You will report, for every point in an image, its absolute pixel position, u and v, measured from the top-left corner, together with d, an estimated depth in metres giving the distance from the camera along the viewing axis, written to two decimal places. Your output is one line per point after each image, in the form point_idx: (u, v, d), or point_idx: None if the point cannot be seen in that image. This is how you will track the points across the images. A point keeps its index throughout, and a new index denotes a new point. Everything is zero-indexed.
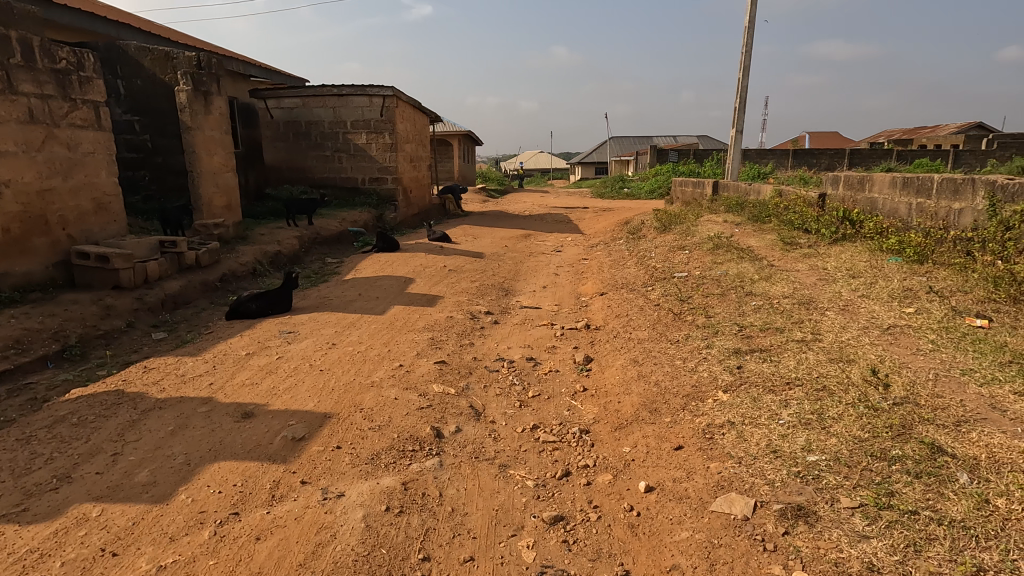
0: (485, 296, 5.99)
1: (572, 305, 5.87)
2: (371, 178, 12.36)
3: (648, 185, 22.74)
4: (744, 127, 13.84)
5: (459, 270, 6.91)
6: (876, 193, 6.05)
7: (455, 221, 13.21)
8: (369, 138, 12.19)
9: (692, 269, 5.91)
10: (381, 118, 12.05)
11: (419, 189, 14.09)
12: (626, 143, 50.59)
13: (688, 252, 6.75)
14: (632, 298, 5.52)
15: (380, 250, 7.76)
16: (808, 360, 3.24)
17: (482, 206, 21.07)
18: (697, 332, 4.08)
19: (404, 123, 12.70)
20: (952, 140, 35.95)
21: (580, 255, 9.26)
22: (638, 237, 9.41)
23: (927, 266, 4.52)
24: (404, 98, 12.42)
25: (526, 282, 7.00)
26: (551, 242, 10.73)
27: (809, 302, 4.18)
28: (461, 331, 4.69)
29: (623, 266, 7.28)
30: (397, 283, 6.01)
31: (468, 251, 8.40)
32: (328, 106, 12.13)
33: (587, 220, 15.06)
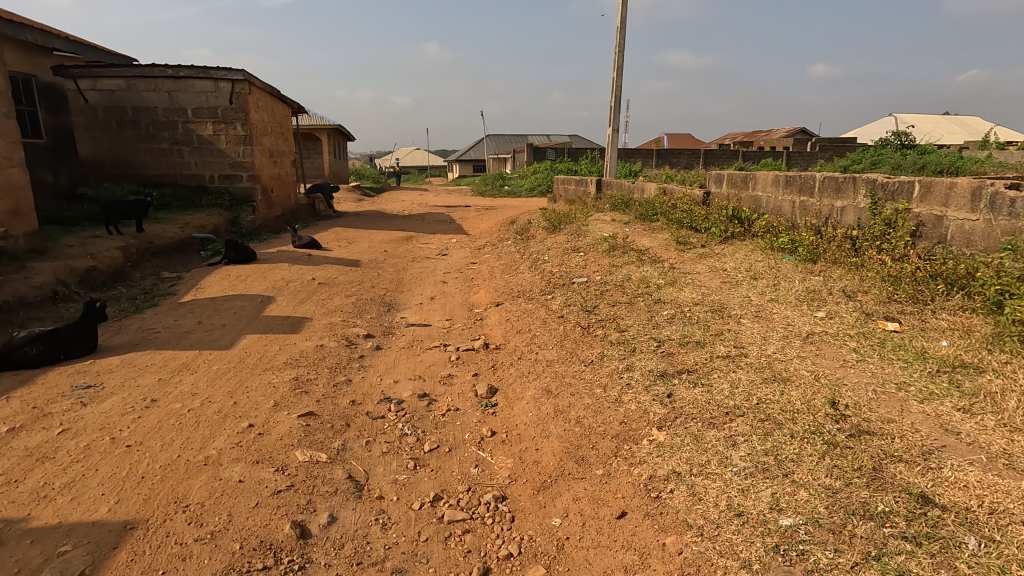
0: (364, 314, 5.12)
1: (465, 319, 5.20)
2: (221, 176, 10.66)
3: (528, 183, 22.74)
4: (619, 126, 14.08)
5: (331, 284, 5.93)
6: (759, 192, 6.11)
7: (326, 224, 11.91)
8: (215, 129, 10.49)
9: (591, 274, 5.53)
10: (230, 106, 10.42)
11: (281, 188, 12.52)
12: (502, 140, 50.92)
13: (583, 255, 6.39)
14: (531, 309, 4.99)
15: (230, 261, 6.38)
16: (740, 382, 2.89)
17: (357, 205, 19.62)
18: (612, 350, 3.62)
19: (259, 113, 11.13)
20: (784, 143, 40.78)
21: (467, 258, 8.63)
22: (527, 237, 8.98)
23: (821, 265, 4.50)
24: (258, 85, 10.87)
25: (411, 293, 6.21)
26: (434, 244, 9.97)
27: (721, 310, 3.91)
28: (334, 363, 3.82)
29: (516, 270, 6.76)
30: (251, 303, 4.92)
31: (342, 258, 7.38)
32: (161, 90, 10.23)
33: (470, 220, 14.46)
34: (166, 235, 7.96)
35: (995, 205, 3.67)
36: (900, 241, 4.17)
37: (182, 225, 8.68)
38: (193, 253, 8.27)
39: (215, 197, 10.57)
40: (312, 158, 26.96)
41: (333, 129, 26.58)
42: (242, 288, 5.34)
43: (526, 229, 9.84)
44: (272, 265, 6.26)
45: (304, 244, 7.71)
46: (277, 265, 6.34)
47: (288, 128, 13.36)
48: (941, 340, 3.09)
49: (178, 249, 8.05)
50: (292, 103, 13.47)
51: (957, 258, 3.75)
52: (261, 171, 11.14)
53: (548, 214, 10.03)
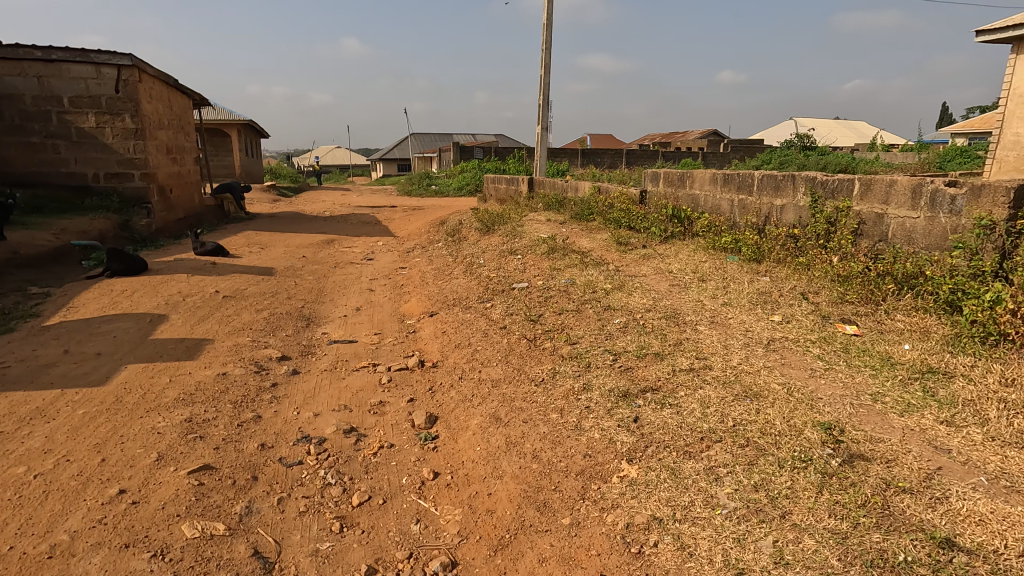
0: (278, 331, 4.48)
1: (397, 333, 4.69)
2: (107, 174, 9.38)
3: (456, 182, 22.22)
4: (548, 124, 13.91)
5: (239, 296, 5.20)
6: (696, 190, 6.01)
7: (235, 227, 10.85)
8: (99, 121, 9.21)
9: (532, 279, 5.19)
10: (116, 95, 9.18)
11: (182, 187, 11.28)
12: (427, 139, 49.93)
13: (520, 257, 6.04)
14: (470, 318, 4.57)
15: (113, 273, 5.43)
16: (710, 399, 2.61)
17: (272, 207, 18.30)
18: (564, 366, 3.28)
19: (153, 103, 9.92)
20: (698, 144, 42.75)
21: (395, 262, 8.06)
22: (459, 239, 8.53)
23: (766, 265, 4.40)
24: (150, 72, 9.68)
25: (334, 304, 5.60)
26: (359, 248, 9.28)
27: (675, 315, 3.67)
28: (239, 395, 3.21)
29: (450, 275, 6.30)
30: (137, 324, 4.15)
31: (252, 266, 6.59)
32: (28, 75, 8.84)
33: (396, 221, 13.77)
34: (36, 243, 6.81)
35: (936, 202, 3.65)
36: (844, 239, 4.12)
37: (57, 231, 7.49)
38: (71, 263, 7.15)
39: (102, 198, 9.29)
40: (220, 156, 24.96)
41: (243, 124, 24.74)
42: (128, 305, 4.53)
43: (457, 230, 9.37)
44: (166, 277, 5.42)
45: (207, 251, 6.83)
46: (174, 276, 5.50)
47: (189, 122, 12.08)
48: (902, 343, 2.98)
49: (52, 260, 6.92)
50: (193, 94, 12.20)
51: (902, 256, 3.71)
52: (156, 169, 9.93)
53: (481, 215, 9.62)
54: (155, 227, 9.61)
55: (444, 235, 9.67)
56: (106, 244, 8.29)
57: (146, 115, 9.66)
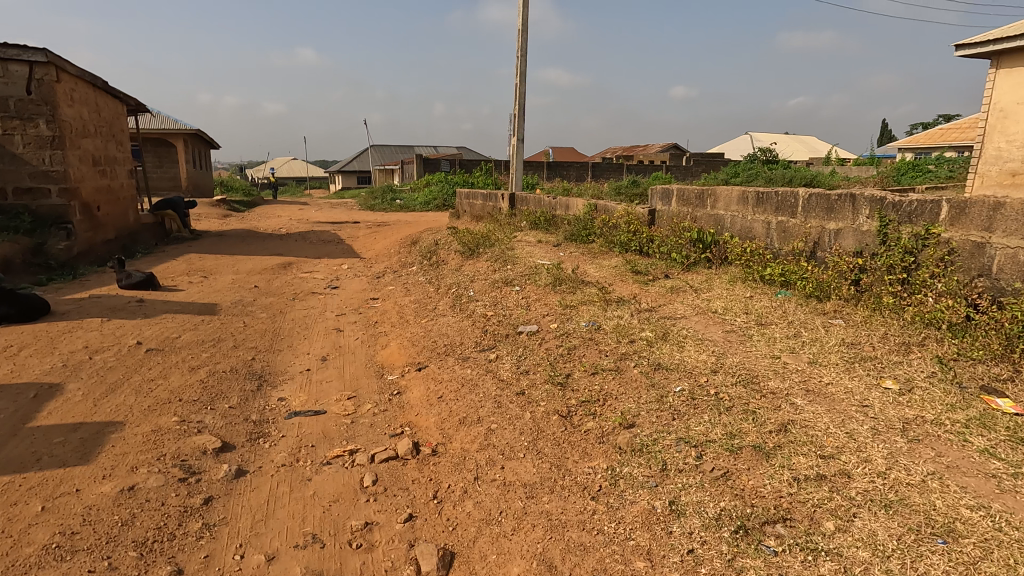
0: (217, 400, 3.39)
1: (377, 397, 3.67)
2: (16, 189, 7.97)
3: (421, 196, 21.16)
4: (524, 136, 13.08)
5: (168, 349, 4.06)
6: (719, 210, 5.23)
7: (176, 250, 9.53)
8: (6, 128, 7.81)
9: (541, 320, 4.26)
10: (28, 97, 7.81)
11: (113, 204, 9.87)
12: (388, 151, 48.64)
13: (519, 289, 5.12)
14: (473, 376, 3.59)
15: (7, 318, 4.20)
16: (883, 543, 1.73)
17: (222, 223, 16.82)
18: (626, 465, 2.34)
19: (75, 108, 8.56)
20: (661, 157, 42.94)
21: (366, 291, 7.01)
22: (437, 263, 7.53)
23: (834, 305, 3.61)
24: (70, 71, 8.33)
25: (294, 353, 4.51)
26: (321, 273, 8.14)
27: (755, 381, 2.79)
28: (149, 530, 2.14)
29: (434, 310, 5.31)
30: (12, 402, 3.00)
31: (190, 302, 5.42)
32: None
33: (361, 239, 12.60)
34: None
35: None
36: (935, 273, 3.35)
37: None
38: None
39: (9, 217, 7.87)
40: (163, 167, 23.11)
41: (190, 134, 23.00)
42: (6, 370, 3.35)
43: (433, 252, 8.38)
44: (71, 323, 4.23)
45: (134, 283, 5.63)
46: (81, 322, 4.31)
47: (123, 130, 10.68)
48: None
49: None
50: (127, 97, 10.80)
51: None
52: (79, 184, 8.56)
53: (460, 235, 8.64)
54: (76, 251, 8.24)
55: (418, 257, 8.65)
56: (10, 274, 6.92)
57: (66, 120, 8.30)
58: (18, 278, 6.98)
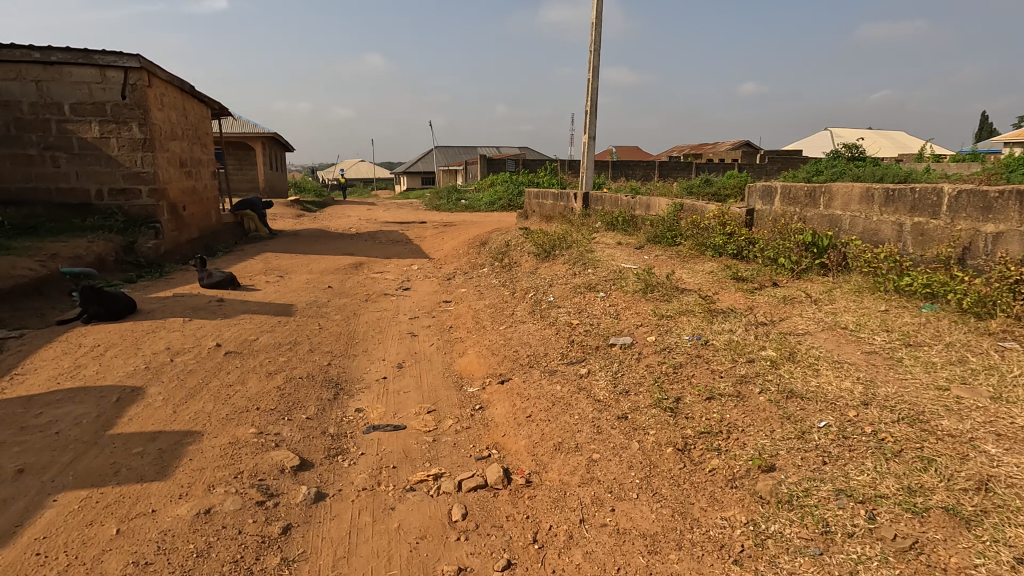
0: (294, 410, 3.20)
1: (458, 412, 3.39)
2: (111, 190, 8.38)
3: (487, 197, 21.08)
4: (595, 133, 12.62)
5: (246, 352, 3.96)
6: (835, 209, 4.63)
7: (254, 249, 9.76)
8: (103, 131, 8.20)
9: (633, 331, 3.86)
10: (123, 101, 8.17)
11: (197, 204, 10.25)
12: (452, 152, 49.26)
13: (604, 295, 4.73)
14: (563, 393, 3.24)
15: (93, 318, 4.27)
16: None
17: (296, 223, 17.35)
18: (773, 521, 1.92)
19: (164, 111, 8.91)
20: (732, 156, 41.06)
21: (437, 292, 6.82)
22: (510, 265, 7.25)
23: (1004, 323, 2.99)
24: (160, 76, 8.66)
25: (369, 359, 4.32)
26: (392, 274, 8.05)
27: (924, 419, 2.27)
28: (225, 565, 1.92)
29: (512, 316, 5.01)
30: (95, 406, 2.92)
31: (267, 302, 5.38)
32: (24, 79, 7.87)
33: (428, 240, 12.55)
34: (13, 273, 5.74)
35: None
36: None
37: (44, 258, 6.44)
38: (56, 297, 6.08)
39: (104, 216, 8.28)
40: (243, 169, 24.24)
41: (267, 137, 24.00)
42: (92, 371, 3.32)
43: (504, 253, 8.12)
44: (154, 323, 4.23)
45: (215, 283, 5.67)
46: (165, 321, 4.31)
47: (207, 133, 11.09)
48: None
49: (31, 293, 5.85)
50: (211, 101, 11.21)
51: None
52: (167, 185, 8.90)
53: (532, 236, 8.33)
54: (163, 250, 8.57)
55: (488, 258, 8.41)
56: (104, 272, 7.22)
57: (156, 123, 8.64)
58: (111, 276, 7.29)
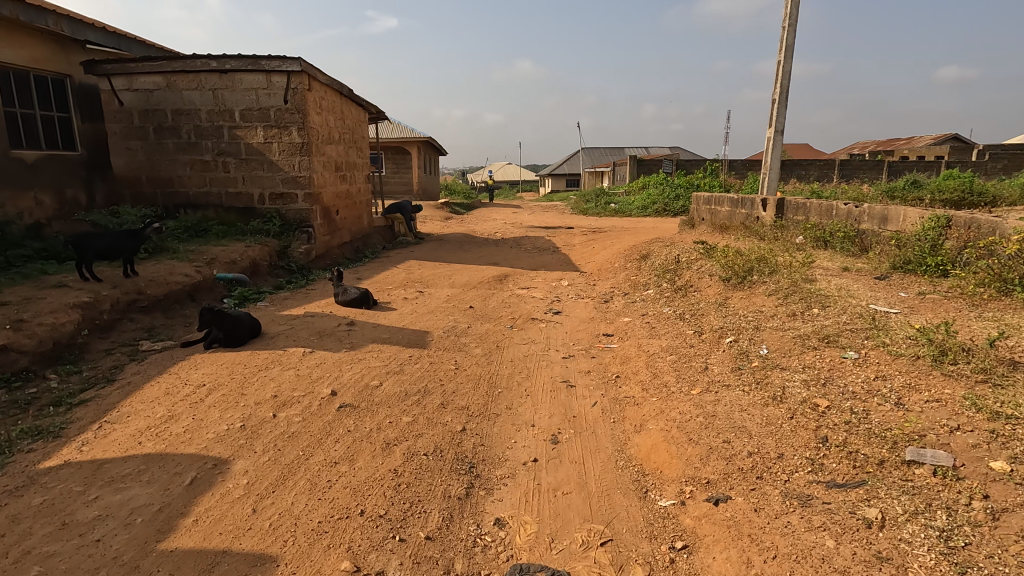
0: (408, 520, 2.22)
1: (649, 551, 2.16)
2: (272, 194, 8.50)
3: (638, 201, 19.52)
4: (782, 127, 10.57)
5: (365, 405, 3.12)
6: None
7: (400, 256, 9.44)
8: (267, 136, 8.32)
9: (947, 439, 2.30)
10: (285, 106, 8.22)
11: (349, 208, 10.26)
12: (598, 154, 47.89)
13: (855, 358, 3.18)
14: (847, 565, 1.84)
15: (220, 344, 3.76)
16: None
17: (443, 225, 17.40)
18: None
19: (323, 115, 8.89)
20: (936, 152, 34.40)
21: (594, 320, 5.64)
22: (687, 291, 5.82)
23: None
24: (320, 80, 8.63)
25: (514, 422, 3.27)
26: (539, 291, 7.05)
27: None
28: None
29: (705, 372, 3.64)
30: (162, 491, 2.19)
31: (400, 328, 4.63)
32: (204, 88, 8.22)
33: (577, 249, 11.45)
34: (169, 279, 5.69)
35: None
36: None
37: (202, 263, 6.46)
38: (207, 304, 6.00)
39: (264, 221, 8.41)
40: (399, 173, 25.29)
41: (422, 142, 24.84)
42: (180, 428, 2.65)
43: (674, 274, 6.68)
44: (272, 355, 3.61)
45: (350, 300, 5.09)
46: (283, 352, 3.67)
47: (363, 137, 11.13)
48: None
49: (185, 300, 5.79)
50: (368, 105, 11.21)
51: None
52: (321, 189, 8.88)
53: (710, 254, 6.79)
54: (314, 255, 8.52)
55: (653, 278, 7.03)
56: (257, 277, 7.20)
57: (314, 127, 8.62)
58: (263, 282, 7.24)
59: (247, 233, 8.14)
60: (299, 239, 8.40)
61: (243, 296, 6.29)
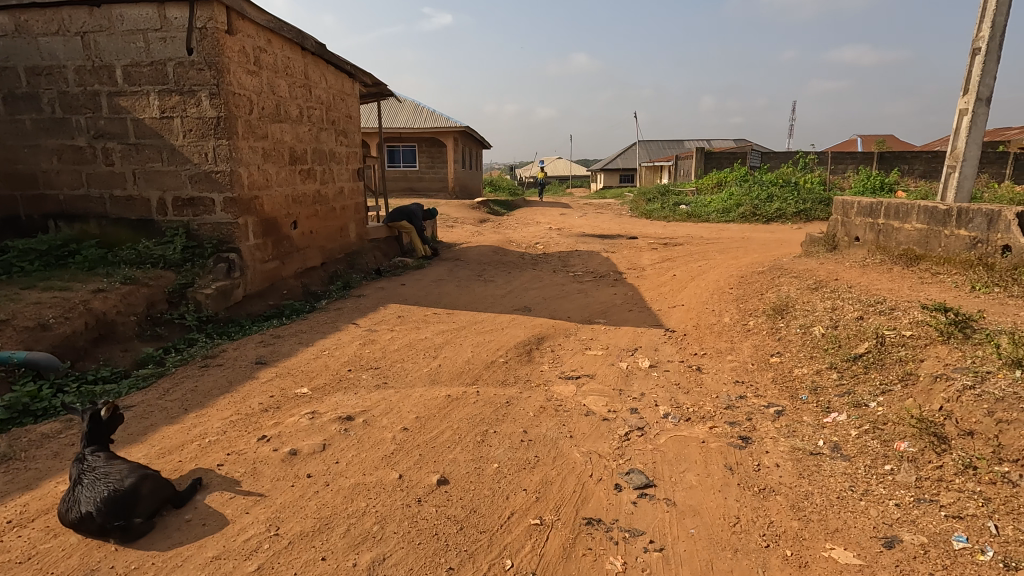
0: None
1: None
2: (177, 199, 5.46)
3: (717, 202, 15.75)
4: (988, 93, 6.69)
5: None
6: None
7: (384, 292, 6.24)
8: (164, 108, 5.26)
9: None
10: (189, 58, 5.14)
11: (319, 218, 7.15)
12: (656, 147, 43.61)
13: None
14: None
15: None
16: None
17: (474, 232, 14.19)
18: None
19: (261, 77, 5.77)
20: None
21: (753, 552, 2.16)
22: (1000, 481, 2.24)
23: None
24: (253, 18, 5.50)
25: None
26: (601, 399, 3.66)
27: None
28: None
29: None
30: None
31: None
32: (69, 33, 5.22)
33: (650, 275, 7.95)
34: None
35: None
36: None
37: None
38: None
39: (161, 242, 5.37)
40: (434, 168, 22.31)
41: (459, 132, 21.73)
42: None
43: (901, 393, 3.09)
44: None
45: (78, 521, 1.86)
46: None
47: (349, 116, 7.96)
48: None
49: None
50: (358, 72, 8.04)
51: None
52: (257, 192, 5.77)
53: (978, 348, 3.15)
54: (237, 296, 5.40)
55: (839, 387, 3.45)
56: (102, 348, 4.14)
57: (242, 94, 5.49)
58: (112, 358, 4.15)
59: (127, 262, 5.10)
60: (212, 272, 5.29)
61: (15, 408, 3.21)
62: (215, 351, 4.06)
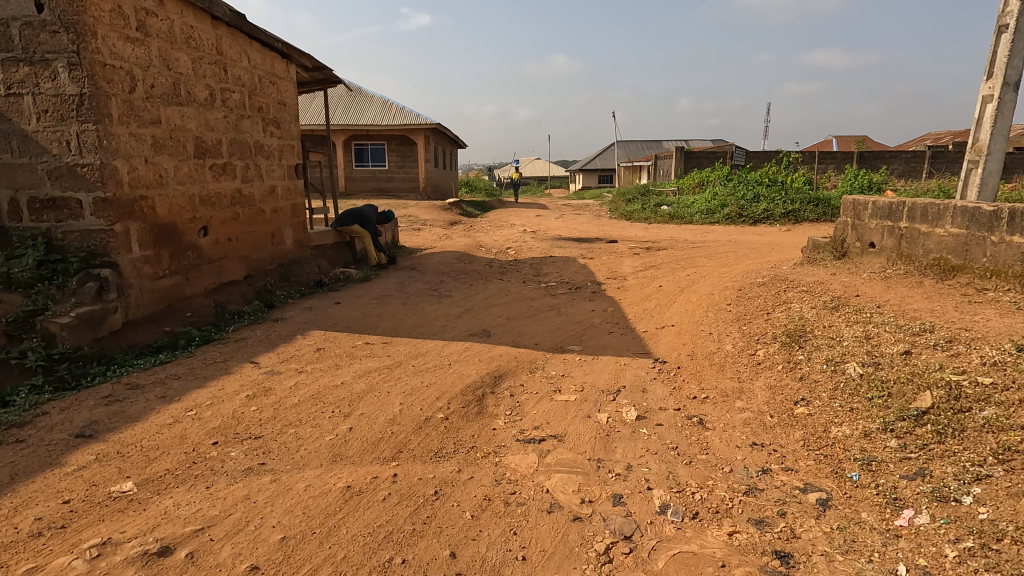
0: None
1: None
2: (33, 200, 4.26)
3: (701, 203, 14.88)
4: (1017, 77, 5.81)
5: None
6: None
7: (312, 314, 5.10)
8: (10, 82, 4.07)
9: None
10: (39, 17, 3.95)
11: (240, 223, 5.97)
12: (635, 146, 42.94)
13: None
14: None
15: None
16: None
17: (441, 235, 13.07)
18: None
19: (149, 46, 4.59)
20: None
21: None
22: None
23: None
24: None
25: None
26: (571, 481, 2.60)
27: None
28: None
29: None
30: None
31: None
32: None
33: (633, 286, 6.94)
34: None
35: None
36: None
37: None
38: None
39: (11, 256, 4.15)
40: (404, 167, 21.11)
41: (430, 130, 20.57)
42: None
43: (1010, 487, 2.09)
44: None
45: None
46: None
47: (282, 103, 6.80)
48: None
49: None
50: (293, 52, 6.87)
51: None
52: (144, 191, 4.59)
53: None
54: (114, 324, 4.22)
55: (906, 465, 2.44)
56: None
57: (119, 66, 4.31)
58: None
59: None
60: (76, 293, 4.02)
61: None
62: (34, 413, 2.89)
